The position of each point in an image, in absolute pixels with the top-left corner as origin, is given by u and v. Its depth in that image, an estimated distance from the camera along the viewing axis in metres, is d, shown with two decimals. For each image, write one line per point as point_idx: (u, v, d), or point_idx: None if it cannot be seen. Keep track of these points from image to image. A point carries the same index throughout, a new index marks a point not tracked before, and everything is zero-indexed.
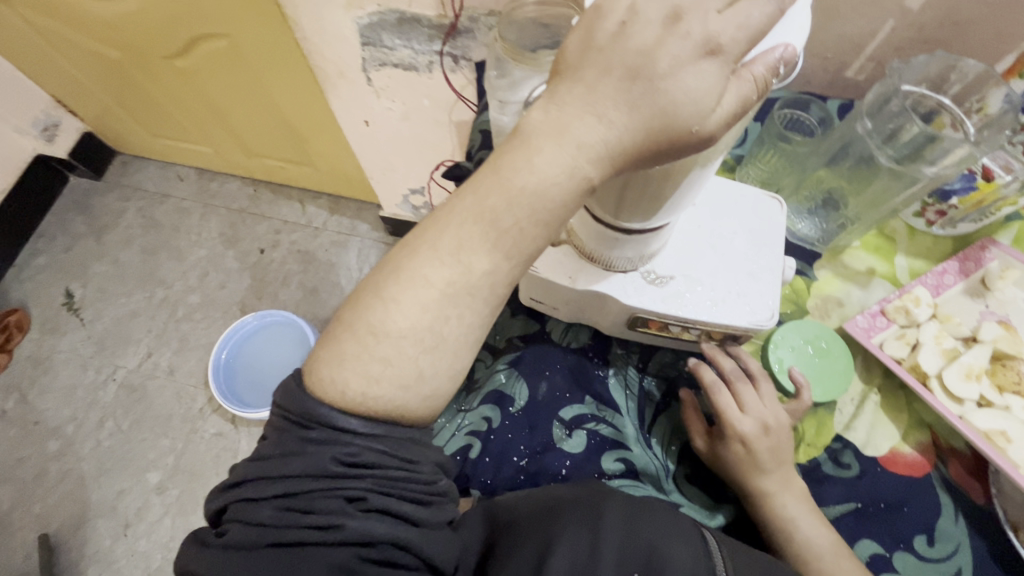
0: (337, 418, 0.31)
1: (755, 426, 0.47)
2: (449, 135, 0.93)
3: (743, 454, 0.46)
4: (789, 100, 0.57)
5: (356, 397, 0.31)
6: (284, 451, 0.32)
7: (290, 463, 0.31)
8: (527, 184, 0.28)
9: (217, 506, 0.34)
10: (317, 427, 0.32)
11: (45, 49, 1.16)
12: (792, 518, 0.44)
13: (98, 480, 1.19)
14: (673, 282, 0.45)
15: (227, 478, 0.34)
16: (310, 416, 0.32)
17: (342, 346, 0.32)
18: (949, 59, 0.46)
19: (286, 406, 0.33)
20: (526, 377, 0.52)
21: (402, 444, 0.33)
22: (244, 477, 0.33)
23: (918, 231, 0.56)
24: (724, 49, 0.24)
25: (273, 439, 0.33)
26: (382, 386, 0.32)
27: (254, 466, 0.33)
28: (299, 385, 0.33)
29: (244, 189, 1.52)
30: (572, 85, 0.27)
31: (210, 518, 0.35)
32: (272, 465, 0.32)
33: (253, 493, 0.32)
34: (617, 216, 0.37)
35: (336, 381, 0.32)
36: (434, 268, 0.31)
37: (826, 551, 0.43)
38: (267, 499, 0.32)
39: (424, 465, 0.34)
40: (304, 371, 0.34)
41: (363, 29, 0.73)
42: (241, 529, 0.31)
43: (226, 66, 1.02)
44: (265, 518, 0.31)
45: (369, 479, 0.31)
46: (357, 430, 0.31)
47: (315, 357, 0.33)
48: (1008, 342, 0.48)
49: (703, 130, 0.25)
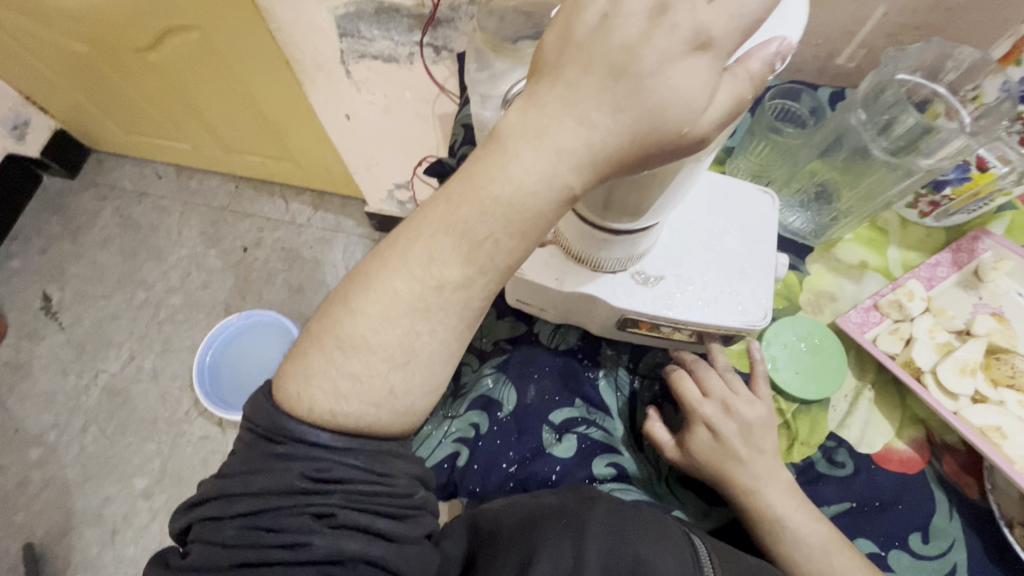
0: (307, 433, 0.30)
1: (717, 407, 0.45)
2: (433, 129, 0.91)
3: (724, 456, 0.44)
4: (779, 90, 0.55)
5: (325, 415, 0.30)
6: (249, 467, 0.30)
7: (255, 480, 0.30)
8: (502, 193, 0.26)
9: (183, 524, 0.32)
10: (286, 442, 0.30)
11: (10, 44, 1.11)
12: (780, 518, 0.43)
13: (83, 487, 1.16)
14: (663, 282, 0.44)
15: (193, 496, 0.33)
16: (278, 431, 0.30)
17: (310, 362, 0.31)
18: (945, 47, 0.44)
19: (255, 421, 0.31)
20: (514, 381, 0.51)
21: (377, 458, 0.31)
22: (209, 495, 0.31)
23: (910, 223, 0.55)
24: (715, 43, 0.23)
25: (240, 455, 0.31)
26: (353, 403, 0.30)
27: (220, 483, 0.31)
28: (269, 400, 0.31)
29: (224, 185, 1.48)
30: (550, 85, 0.25)
31: (177, 536, 0.34)
32: (237, 482, 0.30)
33: (218, 511, 0.30)
34: (604, 217, 0.36)
35: (303, 399, 0.30)
36: (405, 282, 0.29)
37: (815, 551, 0.41)
38: (233, 518, 0.30)
39: (399, 478, 0.31)
40: (274, 385, 0.32)
41: (339, 19, 0.70)
42: (206, 549, 0.30)
43: (199, 60, 0.98)
44: (230, 537, 0.30)
45: (338, 494, 0.30)
46: (328, 444, 0.30)
47: (284, 373, 0.32)
48: (1003, 335, 0.48)
49: (693, 132, 0.24)
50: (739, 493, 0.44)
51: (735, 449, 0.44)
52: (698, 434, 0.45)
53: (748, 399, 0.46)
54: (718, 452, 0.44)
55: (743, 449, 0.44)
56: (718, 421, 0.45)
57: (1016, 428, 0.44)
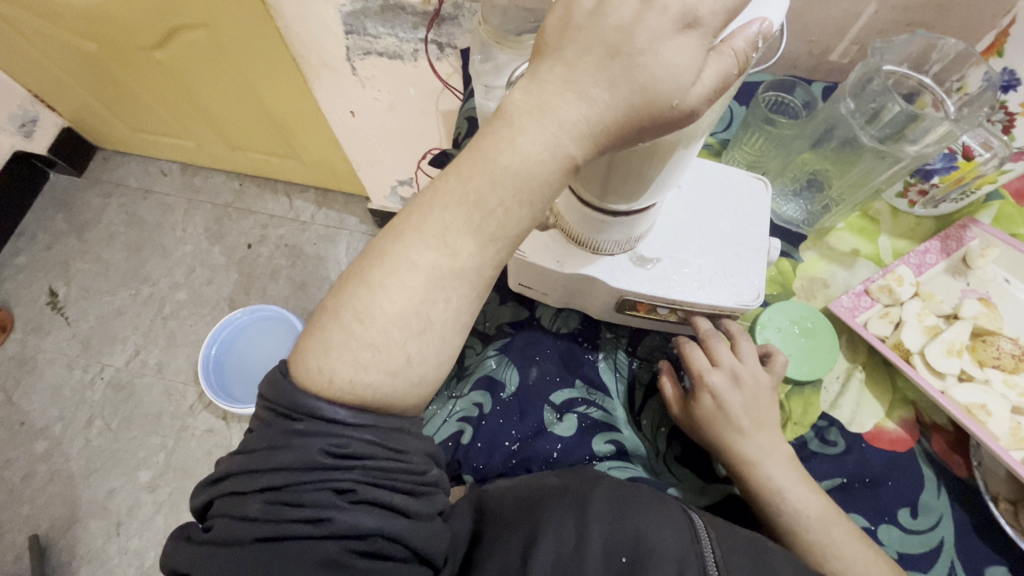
0: (325, 408, 0.31)
1: (725, 377, 0.46)
2: (436, 125, 0.93)
3: (725, 428, 0.45)
4: (773, 83, 0.57)
5: (344, 385, 0.32)
6: (268, 444, 0.32)
7: (275, 456, 0.31)
8: (510, 163, 0.28)
9: (205, 499, 0.34)
10: (305, 418, 0.31)
11: (19, 42, 1.13)
12: (780, 490, 0.43)
13: (88, 479, 1.18)
14: (660, 264, 0.45)
15: (213, 472, 0.34)
16: (296, 407, 0.32)
17: (328, 334, 0.32)
18: (930, 39, 0.46)
19: (273, 398, 0.33)
20: (516, 363, 0.53)
21: (392, 434, 0.33)
22: (231, 470, 0.33)
23: (901, 212, 0.57)
24: (702, 22, 0.24)
25: (260, 432, 0.33)
26: (371, 371, 0.32)
27: (242, 459, 0.32)
28: (286, 376, 0.33)
29: (228, 183, 1.50)
30: (552, 64, 0.27)
31: (198, 511, 0.35)
32: (258, 458, 0.32)
33: (240, 486, 0.32)
34: (603, 198, 0.37)
35: (323, 370, 0.32)
36: (420, 251, 0.31)
37: (816, 521, 0.42)
38: (255, 493, 0.31)
39: (414, 455, 0.33)
40: (291, 362, 0.33)
41: (346, 17, 0.72)
42: (229, 523, 0.31)
43: (206, 58, 1.00)
44: (253, 511, 0.31)
45: (356, 470, 0.31)
46: (344, 420, 0.31)
47: (302, 347, 0.33)
48: (988, 318, 0.50)
49: (683, 105, 0.25)
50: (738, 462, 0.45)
51: (737, 419, 0.45)
52: (703, 400, 0.46)
53: (754, 369, 0.47)
54: (717, 422, 0.45)
55: (743, 420, 0.45)
56: (723, 390, 0.45)
57: (1000, 406, 0.46)
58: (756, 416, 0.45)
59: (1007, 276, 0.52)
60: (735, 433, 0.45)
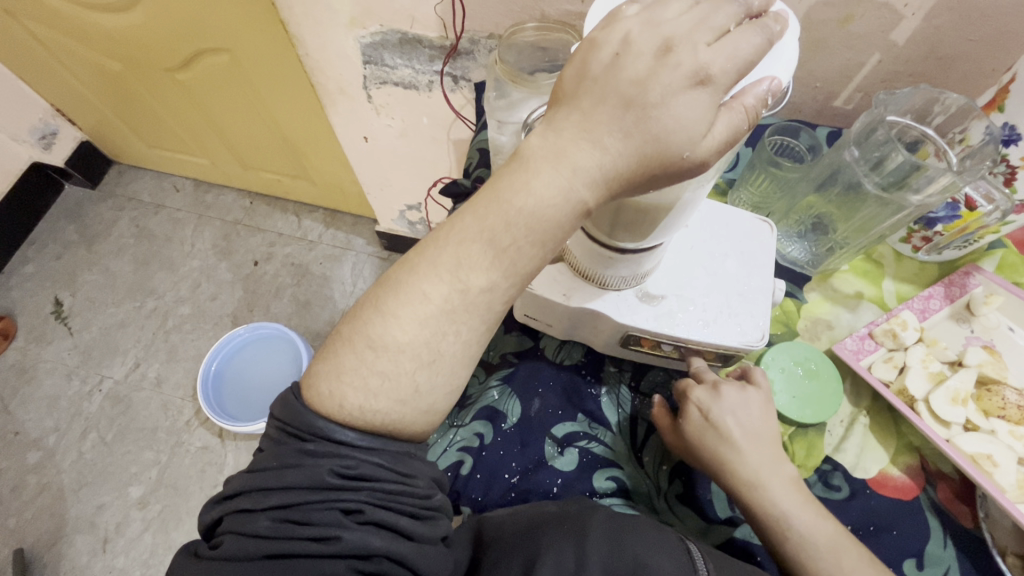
0: (335, 431, 0.31)
1: (706, 389, 0.46)
2: (446, 153, 0.95)
3: (719, 446, 0.44)
4: (778, 127, 0.58)
5: (355, 411, 0.32)
6: (280, 463, 0.32)
7: (286, 475, 0.31)
8: (525, 205, 0.29)
9: (214, 516, 0.33)
10: (316, 439, 0.32)
11: (46, 58, 1.17)
12: (788, 517, 0.41)
13: (78, 493, 1.16)
14: (665, 301, 0.46)
15: (223, 490, 0.34)
16: (307, 428, 0.32)
17: (341, 360, 0.33)
18: (932, 92, 0.48)
19: (285, 419, 0.33)
20: (518, 394, 0.52)
21: (399, 458, 0.33)
22: (241, 488, 0.32)
23: (904, 256, 0.57)
24: (714, 79, 0.25)
25: (271, 451, 0.33)
26: (380, 399, 0.32)
27: (252, 477, 0.32)
28: (298, 398, 0.33)
29: (239, 201, 1.52)
30: (569, 112, 0.28)
31: (206, 528, 0.34)
32: (268, 477, 0.31)
33: (250, 503, 0.31)
34: (612, 235, 0.38)
35: (335, 395, 0.32)
36: (433, 284, 0.32)
37: (824, 551, 0.40)
38: (265, 510, 0.31)
39: (420, 480, 0.34)
40: (304, 384, 0.34)
41: (364, 47, 0.75)
42: (238, 540, 0.31)
43: (226, 80, 1.03)
44: (263, 528, 0.30)
45: (365, 491, 0.31)
46: (355, 442, 0.31)
47: (314, 371, 0.34)
48: (993, 367, 0.49)
49: (694, 156, 0.26)
50: (741, 487, 0.43)
51: (729, 432, 0.44)
52: (691, 413, 0.46)
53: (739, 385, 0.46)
54: (712, 443, 0.44)
55: (735, 433, 0.44)
56: (708, 401, 0.45)
57: (1007, 456, 0.46)
58: (749, 428, 0.44)
59: (1011, 324, 0.52)
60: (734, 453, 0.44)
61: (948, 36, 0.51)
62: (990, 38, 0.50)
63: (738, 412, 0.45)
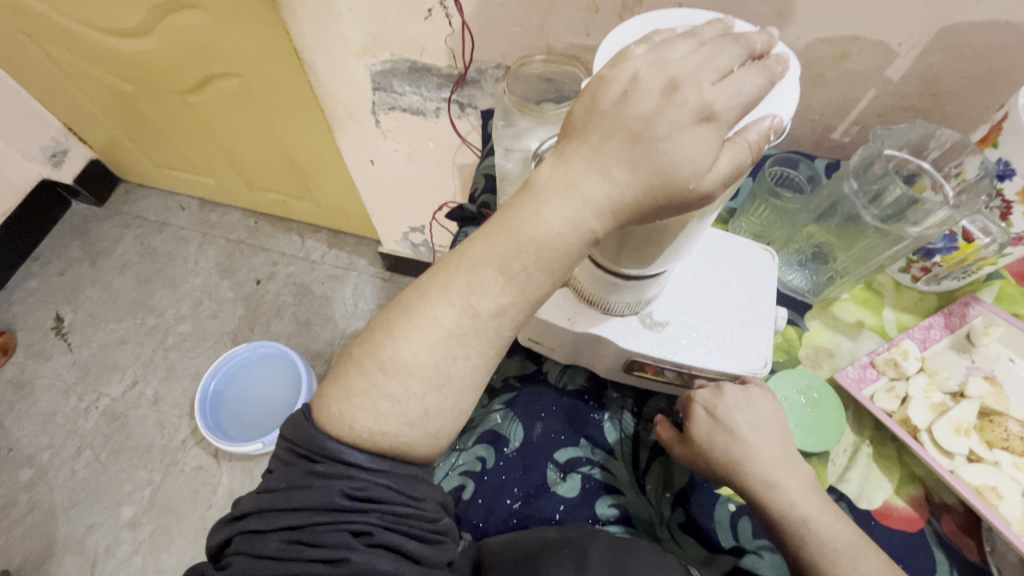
0: (344, 452, 0.32)
1: (710, 389, 0.46)
2: (451, 177, 0.97)
3: (729, 444, 0.43)
4: (777, 159, 0.59)
5: (364, 433, 0.32)
6: (289, 484, 0.32)
7: (295, 496, 0.31)
8: (535, 234, 0.30)
9: (221, 538, 0.33)
10: (325, 460, 0.32)
11: (61, 79, 1.20)
12: (796, 541, 0.41)
13: (68, 513, 1.14)
14: (669, 327, 0.47)
15: (231, 511, 0.34)
16: (317, 449, 0.32)
17: (353, 382, 0.33)
18: (928, 128, 0.50)
19: (294, 440, 0.33)
20: (521, 419, 0.52)
21: (407, 481, 0.33)
22: (250, 509, 0.32)
23: (904, 286, 0.58)
24: (718, 116, 0.27)
25: (279, 472, 0.33)
26: (390, 422, 0.32)
27: (260, 498, 0.32)
28: (308, 419, 0.33)
29: (244, 220, 1.53)
30: (578, 146, 0.29)
31: (213, 551, 0.34)
32: (277, 497, 0.31)
33: (259, 524, 0.31)
34: (616, 262, 0.39)
35: (345, 417, 0.32)
36: (444, 309, 0.32)
37: (843, 555, 0.39)
38: (274, 531, 0.31)
39: (427, 503, 0.33)
40: (314, 405, 0.34)
41: (374, 75, 0.77)
42: (247, 561, 0.30)
43: (237, 103, 1.06)
44: (272, 550, 0.30)
45: (374, 513, 0.31)
46: (364, 464, 0.32)
47: (324, 393, 0.34)
48: (995, 398, 0.50)
49: (699, 188, 0.27)
50: (756, 494, 0.42)
51: (735, 427, 0.43)
52: (696, 414, 0.45)
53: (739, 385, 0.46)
54: (722, 441, 0.43)
55: (744, 431, 0.43)
56: (712, 401, 0.45)
57: (1011, 489, 0.45)
58: (759, 424, 0.44)
59: (1011, 355, 0.53)
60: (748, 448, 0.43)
61: (941, 74, 0.53)
62: (982, 77, 0.52)
63: (745, 409, 0.44)
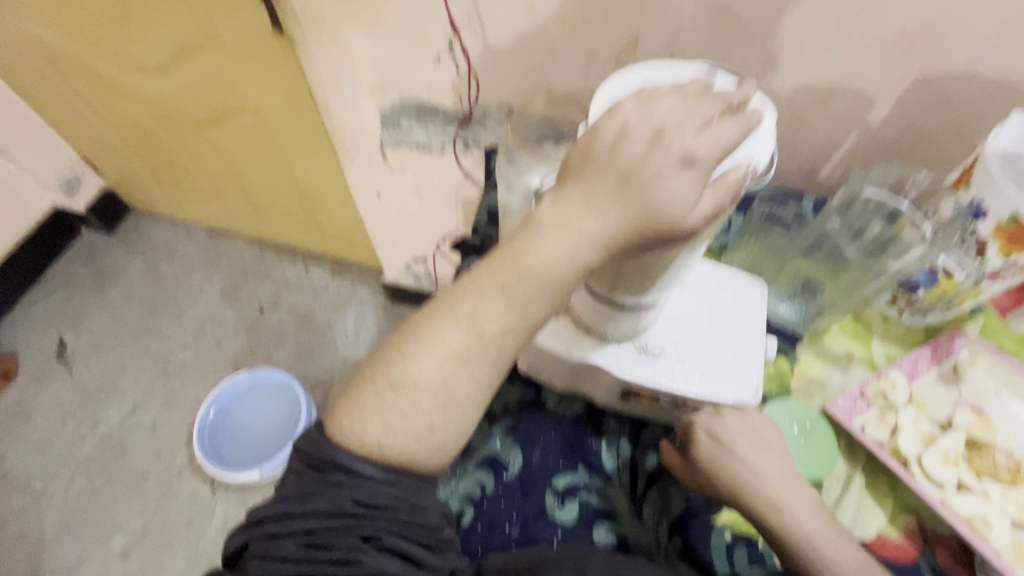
0: (354, 463, 0.34)
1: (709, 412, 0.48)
2: (454, 210, 1.00)
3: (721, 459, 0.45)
4: (766, 195, 0.62)
5: (374, 446, 0.34)
6: (304, 492, 0.34)
7: (310, 503, 0.33)
8: (535, 264, 0.32)
9: (237, 544, 0.35)
10: (336, 471, 0.34)
11: (82, 112, 1.26)
12: None
13: (60, 541, 1.13)
14: (663, 355, 0.48)
15: (247, 519, 0.35)
16: (329, 460, 0.34)
17: (364, 398, 0.35)
18: (900, 172, 0.56)
19: (307, 451, 0.35)
20: (520, 445, 0.53)
21: (414, 492, 0.35)
22: (266, 515, 0.34)
23: (891, 319, 0.59)
24: (700, 162, 0.29)
25: (294, 482, 0.35)
26: (399, 436, 0.34)
27: (277, 505, 0.34)
28: (322, 432, 0.35)
29: (250, 249, 1.56)
30: (575, 187, 0.32)
31: (229, 557, 0.36)
32: (293, 504, 0.34)
33: (275, 529, 0.33)
34: (612, 292, 0.41)
35: (356, 429, 0.34)
36: (451, 332, 0.34)
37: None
38: (290, 535, 0.33)
39: (432, 513, 0.35)
40: (326, 420, 0.36)
41: (384, 112, 0.82)
42: (263, 564, 0.32)
43: (250, 138, 1.11)
44: (288, 552, 0.32)
45: (383, 519, 0.33)
46: (374, 474, 0.34)
47: (337, 408, 0.36)
48: (982, 429, 0.51)
49: (684, 226, 0.30)
50: None
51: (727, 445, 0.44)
52: (699, 439, 0.47)
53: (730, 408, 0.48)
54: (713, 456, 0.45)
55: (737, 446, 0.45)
56: (714, 424, 0.47)
57: (1000, 518, 0.47)
58: (759, 444, 0.46)
59: (997, 387, 0.54)
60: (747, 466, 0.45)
61: (918, 120, 0.56)
62: (955, 123, 0.55)
63: (741, 430, 0.46)
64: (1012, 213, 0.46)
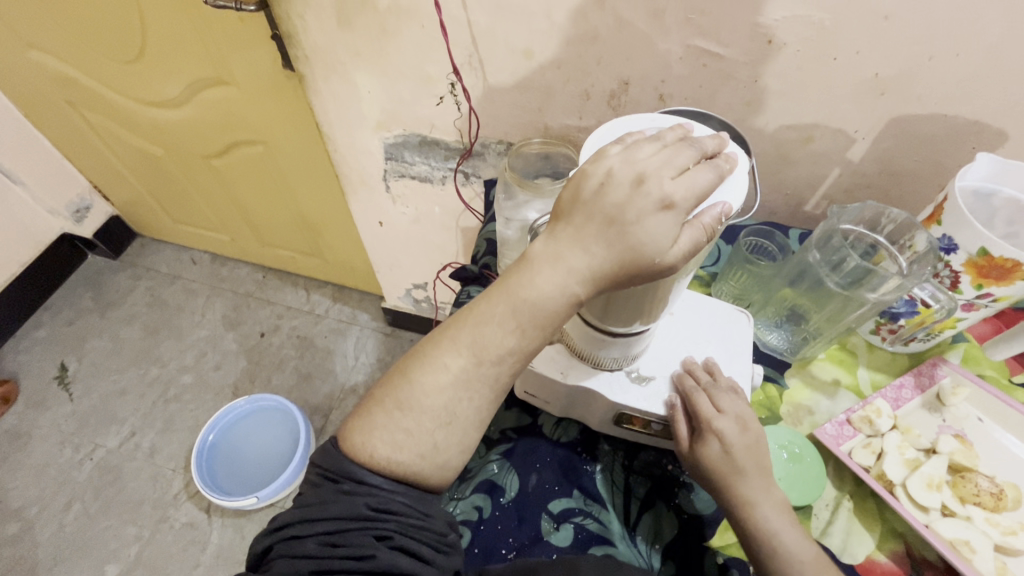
0: (366, 475, 0.35)
1: (733, 424, 0.46)
2: (454, 238, 1.03)
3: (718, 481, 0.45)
4: (753, 229, 0.66)
5: (382, 461, 0.36)
6: (321, 500, 0.36)
7: (327, 509, 0.35)
8: (530, 295, 0.35)
9: (261, 548, 0.37)
10: (349, 481, 0.36)
11: (95, 142, 1.30)
12: None
13: (52, 569, 1.12)
14: (654, 381, 0.50)
15: (270, 524, 0.38)
16: (342, 472, 0.36)
17: (373, 417, 0.37)
18: (878, 208, 0.56)
19: (323, 464, 0.37)
20: (517, 469, 0.55)
21: (421, 500, 0.37)
22: (289, 520, 0.36)
23: (876, 346, 0.62)
24: (677, 205, 0.32)
25: (311, 492, 0.37)
26: (405, 453, 0.36)
27: (298, 511, 0.36)
28: (335, 447, 0.37)
29: (253, 275, 1.59)
30: (566, 226, 0.34)
31: (253, 563, 0.38)
32: (313, 509, 0.36)
33: (297, 531, 0.35)
34: (603, 320, 0.43)
35: (366, 446, 0.36)
36: (452, 356, 0.36)
37: None
38: (312, 535, 0.35)
39: (437, 519, 0.37)
40: (339, 435, 0.38)
41: (388, 146, 0.86)
42: (287, 562, 0.34)
43: (257, 168, 1.14)
44: (310, 550, 0.34)
45: (395, 522, 0.35)
46: (384, 484, 0.35)
47: (348, 426, 0.38)
48: (964, 455, 0.52)
49: (664, 262, 0.32)
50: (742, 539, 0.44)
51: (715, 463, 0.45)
52: (710, 445, 0.46)
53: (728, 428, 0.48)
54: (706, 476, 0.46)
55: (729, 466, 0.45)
56: (730, 435, 0.46)
57: (984, 543, 0.47)
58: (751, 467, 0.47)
59: (980, 415, 0.56)
60: (757, 483, 0.44)
61: (893, 159, 0.60)
62: (928, 161, 0.59)
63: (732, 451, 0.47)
64: (982, 247, 0.50)
